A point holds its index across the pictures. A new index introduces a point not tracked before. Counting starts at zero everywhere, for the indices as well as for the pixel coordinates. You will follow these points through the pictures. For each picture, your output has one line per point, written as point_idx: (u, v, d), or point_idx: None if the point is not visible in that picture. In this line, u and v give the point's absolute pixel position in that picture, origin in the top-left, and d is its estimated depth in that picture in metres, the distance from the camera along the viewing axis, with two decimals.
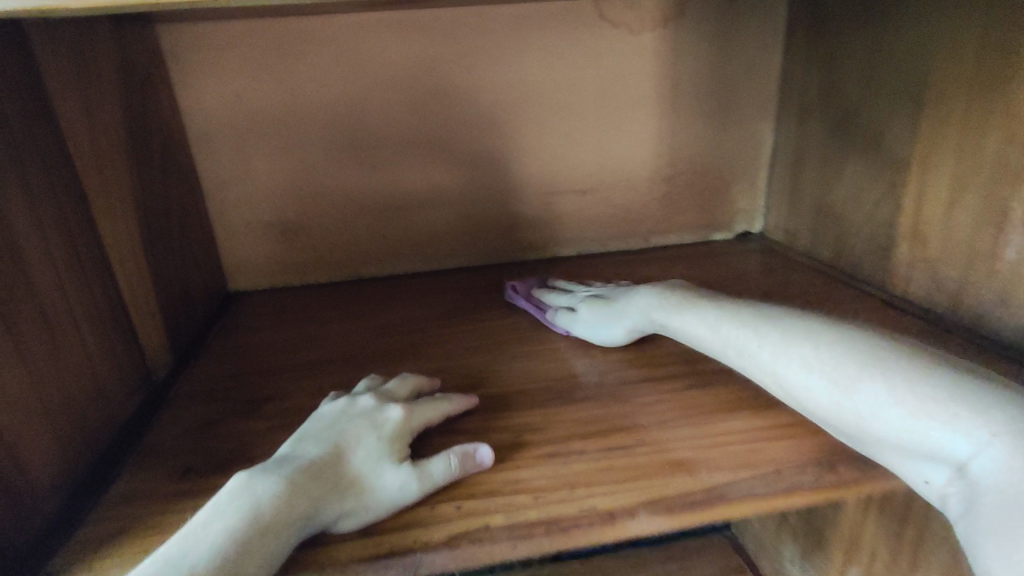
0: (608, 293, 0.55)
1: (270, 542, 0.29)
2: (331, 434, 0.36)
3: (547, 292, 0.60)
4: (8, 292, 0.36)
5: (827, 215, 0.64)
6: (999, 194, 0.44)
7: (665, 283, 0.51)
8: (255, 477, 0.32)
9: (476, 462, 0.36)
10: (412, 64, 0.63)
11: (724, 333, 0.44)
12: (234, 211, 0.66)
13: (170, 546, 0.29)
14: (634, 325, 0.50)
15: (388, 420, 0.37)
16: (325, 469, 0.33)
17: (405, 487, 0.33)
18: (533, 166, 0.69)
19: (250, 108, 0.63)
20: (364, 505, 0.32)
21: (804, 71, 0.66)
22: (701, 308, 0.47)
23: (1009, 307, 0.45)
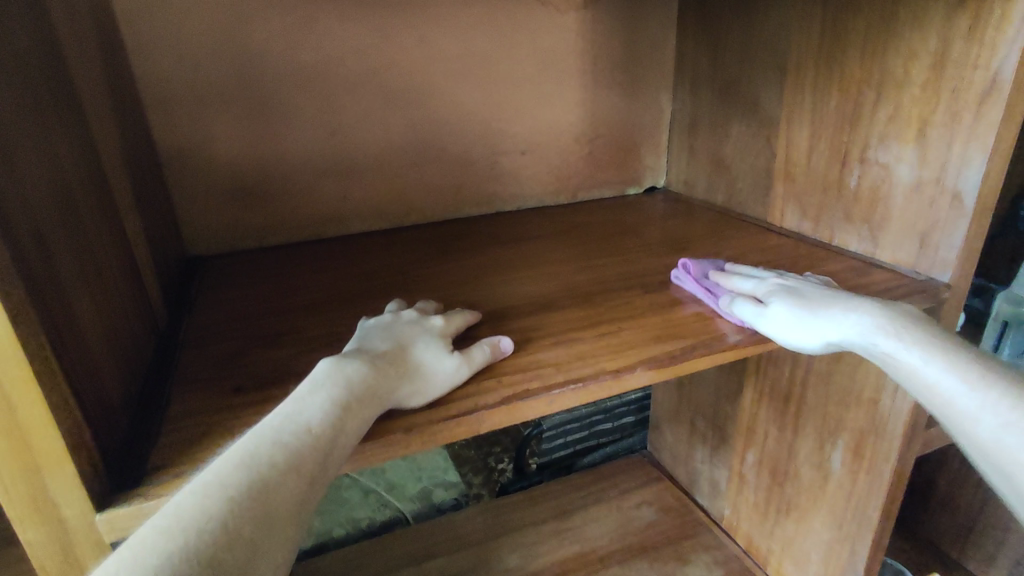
0: (801, 292, 0.54)
1: (366, 407, 0.39)
2: (391, 335, 0.46)
3: (729, 280, 0.59)
4: (77, 226, 0.40)
5: (718, 167, 0.87)
6: (841, 140, 0.68)
7: (888, 306, 0.50)
8: (346, 362, 0.41)
9: (501, 351, 0.48)
10: (368, 34, 0.74)
11: (976, 403, 0.44)
12: (192, 176, 0.72)
13: (284, 405, 0.38)
14: (837, 337, 0.50)
15: (433, 326, 0.48)
16: (397, 358, 0.43)
17: (461, 369, 0.44)
18: (482, 129, 0.83)
19: (209, 73, 0.69)
20: (431, 385, 0.43)
21: (694, 51, 0.87)
22: (962, 367, 0.45)
23: (850, 219, 0.69)
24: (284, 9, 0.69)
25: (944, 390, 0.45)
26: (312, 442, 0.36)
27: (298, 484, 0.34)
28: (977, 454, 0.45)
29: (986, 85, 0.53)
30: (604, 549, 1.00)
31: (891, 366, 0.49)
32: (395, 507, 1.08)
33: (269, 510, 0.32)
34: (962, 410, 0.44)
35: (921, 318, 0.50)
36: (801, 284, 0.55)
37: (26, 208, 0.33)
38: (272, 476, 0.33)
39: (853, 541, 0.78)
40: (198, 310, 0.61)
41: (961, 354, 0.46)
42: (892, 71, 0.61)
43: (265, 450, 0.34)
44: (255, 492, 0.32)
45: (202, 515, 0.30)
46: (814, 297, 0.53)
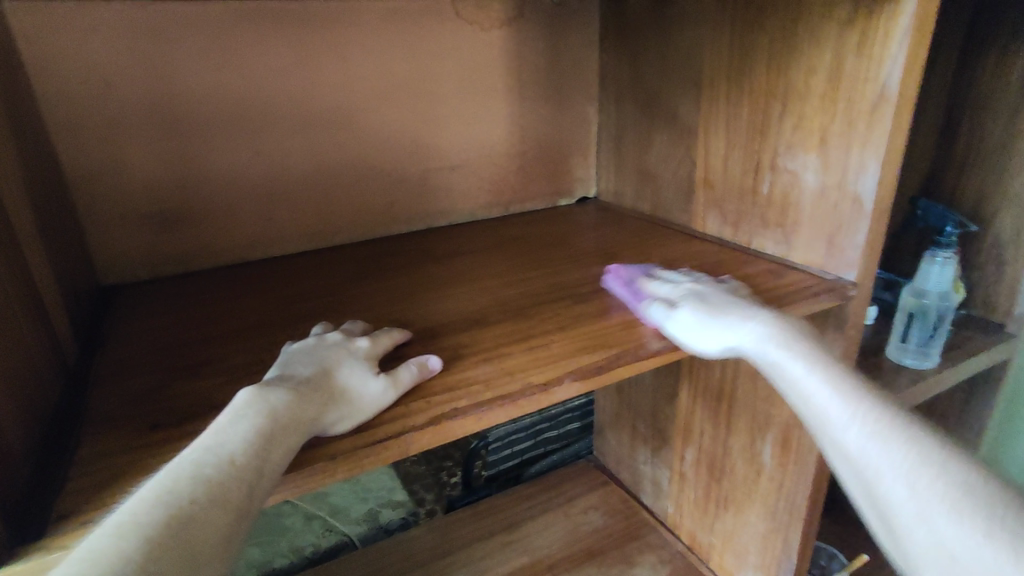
0: (708, 299, 0.56)
1: (294, 435, 0.38)
2: (317, 360, 0.45)
3: (649, 284, 0.62)
4: None
5: (644, 176, 0.89)
6: (754, 149, 0.71)
7: (782, 320, 0.53)
8: (270, 390, 0.40)
9: (429, 369, 0.48)
10: (291, 53, 0.71)
11: (844, 411, 0.46)
12: (104, 201, 0.67)
13: (203, 440, 0.36)
14: (734, 342, 0.53)
15: (360, 348, 0.47)
16: (323, 383, 0.42)
17: (388, 392, 0.44)
18: (413, 144, 0.83)
19: (121, 94, 0.65)
20: (360, 410, 0.42)
21: (616, 65, 0.90)
22: (836, 380, 0.47)
23: (765, 223, 0.73)
24: (196, 25, 0.66)
25: (818, 398, 0.47)
26: (237, 475, 0.34)
27: (223, 519, 0.33)
28: (845, 466, 0.46)
29: (875, 97, 0.58)
30: (553, 557, 1.00)
31: (777, 375, 0.51)
32: (342, 531, 1.06)
33: (190, 548, 0.31)
34: (831, 417, 0.46)
35: (812, 337, 0.52)
36: (713, 291, 0.58)
37: None
38: (193, 512, 0.32)
39: (786, 531, 0.81)
40: (113, 344, 0.57)
41: (836, 369, 0.49)
42: (796, 85, 0.65)
43: (185, 486, 0.33)
44: (176, 530, 0.31)
45: (116, 559, 0.28)
46: (721, 306, 0.56)
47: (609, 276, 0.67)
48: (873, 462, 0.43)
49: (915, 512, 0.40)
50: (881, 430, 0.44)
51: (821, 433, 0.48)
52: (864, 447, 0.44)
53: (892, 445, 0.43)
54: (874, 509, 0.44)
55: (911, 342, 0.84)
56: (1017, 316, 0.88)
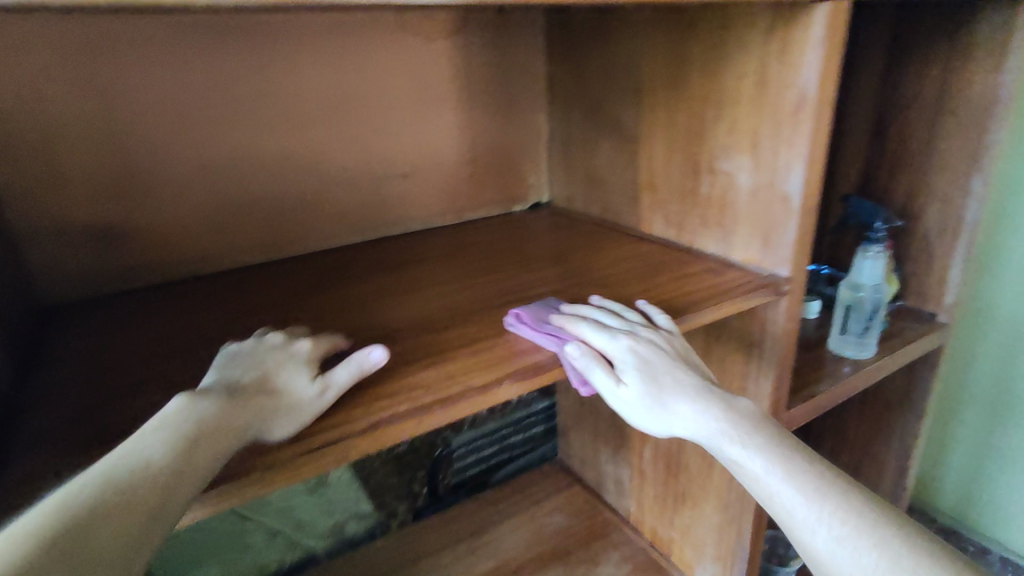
0: (651, 366, 0.53)
1: (221, 440, 0.38)
2: (254, 364, 0.45)
3: (574, 323, 0.55)
4: None
5: (593, 181, 0.92)
6: (692, 152, 0.74)
7: (732, 406, 0.54)
8: (200, 397, 0.40)
9: (372, 362, 0.47)
10: (234, 66, 0.71)
11: (810, 514, 0.47)
12: (42, 219, 0.66)
13: (121, 447, 0.36)
14: (683, 429, 0.54)
15: (299, 350, 0.48)
16: (257, 389, 0.43)
17: (327, 395, 0.45)
18: (362, 154, 0.83)
19: (57, 110, 0.64)
20: (296, 415, 0.43)
21: (562, 74, 0.92)
22: (799, 479, 0.49)
23: (705, 224, 0.75)
24: (134, 40, 0.65)
25: (782, 500, 0.49)
26: (149, 480, 0.34)
27: (129, 522, 0.33)
28: (814, 565, 0.48)
29: (797, 102, 0.61)
30: (518, 560, 1.01)
31: (737, 469, 0.52)
32: (305, 546, 1.05)
33: (88, 552, 0.31)
34: (799, 520, 0.48)
35: (761, 421, 0.53)
36: (656, 353, 0.53)
37: None
38: (97, 516, 0.32)
39: (738, 521, 0.84)
40: (52, 364, 0.56)
41: (798, 464, 0.50)
42: (726, 90, 0.68)
43: (92, 489, 0.33)
44: (75, 533, 0.31)
45: (7, 562, 0.28)
46: (666, 386, 0.53)
47: (514, 316, 0.58)
48: (847, 569, 0.45)
49: None
50: (845, 534, 0.46)
51: (789, 533, 0.49)
52: (834, 555, 0.45)
53: (857, 549, 0.45)
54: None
55: (849, 334, 0.88)
56: (948, 306, 0.92)
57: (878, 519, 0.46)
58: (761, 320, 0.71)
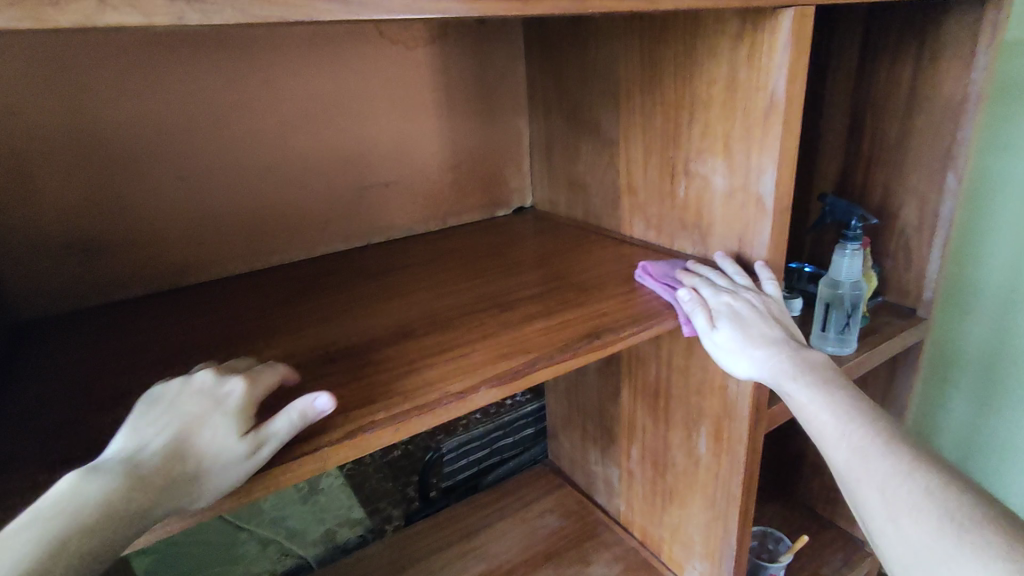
0: (744, 317, 0.63)
1: (95, 544, 0.35)
2: (170, 420, 0.42)
3: (691, 278, 0.67)
4: None
5: (575, 185, 0.93)
6: (668, 156, 0.75)
7: (804, 356, 0.62)
8: (90, 479, 0.37)
9: (317, 411, 0.43)
10: (212, 78, 0.72)
11: (841, 431, 0.57)
12: (21, 235, 0.66)
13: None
14: (758, 371, 0.62)
15: (229, 395, 0.44)
16: (167, 460, 0.39)
17: (258, 453, 0.41)
18: (344, 163, 0.84)
19: (33, 126, 0.64)
20: (216, 485, 0.39)
21: (541, 79, 0.93)
22: (837, 407, 0.59)
23: (683, 226, 0.76)
24: (110, 55, 0.66)
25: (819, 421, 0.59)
26: None
27: None
28: (839, 473, 0.58)
29: (767, 105, 0.62)
30: (510, 563, 1.02)
31: (789, 402, 0.62)
32: (297, 554, 1.06)
33: None
34: (832, 435, 0.58)
35: (824, 371, 0.61)
36: (748, 307, 0.63)
37: None
38: None
39: (724, 519, 0.85)
40: (32, 379, 0.57)
41: (839, 397, 0.59)
42: (699, 94, 0.69)
43: None
44: None
45: None
46: (749, 332, 0.63)
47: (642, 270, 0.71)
48: (861, 470, 0.55)
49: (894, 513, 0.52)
50: (866, 446, 0.56)
51: (825, 449, 0.59)
52: (855, 461, 0.56)
53: (873, 457, 0.55)
54: (859, 511, 0.56)
55: (829, 332, 0.88)
56: (927, 301, 0.94)
57: (896, 439, 0.56)
58: None
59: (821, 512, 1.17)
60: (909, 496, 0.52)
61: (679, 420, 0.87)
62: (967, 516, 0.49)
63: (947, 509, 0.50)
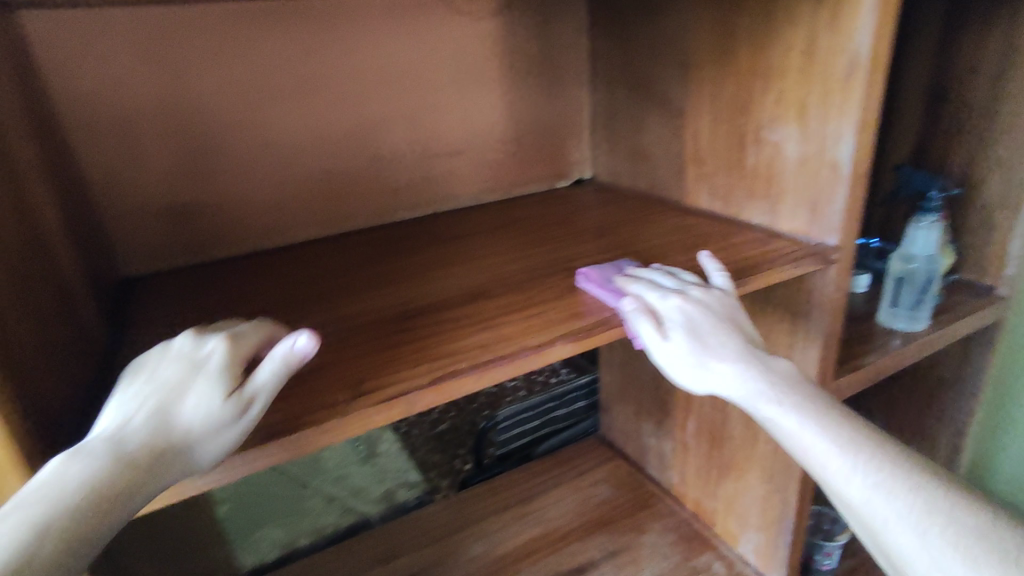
0: (700, 326, 0.55)
1: (91, 519, 0.35)
2: (154, 390, 0.42)
3: (632, 283, 0.58)
4: (17, 262, 0.43)
5: (638, 156, 0.92)
6: (738, 124, 0.74)
7: (770, 367, 0.56)
8: (75, 460, 0.37)
9: (298, 355, 0.43)
10: (293, 48, 0.75)
11: (822, 445, 0.52)
12: (121, 197, 0.71)
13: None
14: (720, 387, 0.55)
15: (210, 357, 0.43)
16: (156, 431, 0.39)
17: (250, 410, 0.42)
18: (412, 133, 0.86)
19: (133, 94, 0.68)
20: (211, 451, 0.40)
21: (606, 49, 0.92)
22: (808, 416, 0.53)
23: (751, 195, 0.76)
24: (202, 26, 0.69)
25: (815, 451, 0.52)
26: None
27: None
28: (827, 488, 0.53)
29: (848, 69, 0.61)
30: (564, 529, 1.05)
31: (771, 426, 0.55)
32: (360, 512, 1.10)
33: None
34: (814, 450, 0.52)
35: (790, 377, 0.56)
36: (704, 313, 0.56)
37: None
38: None
39: (784, 491, 0.85)
40: (138, 326, 0.62)
41: (811, 404, 0.54)
42: (774, 59, 0.68)
43: None
44: None
45: None
46: (708, 344, 0.55)
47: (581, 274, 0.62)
48: (851, 486, 0.50)
49: (901, 527, 0.47)
50: (880, 479, 0.49)
51: (807, 465, 0.53)
52: (845, 475, 0.50)
53: (892, 491, 0.49)
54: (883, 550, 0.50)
55: (900, 307, 0.87)
56: (1007, 278, 0.90)
57: (905, 465, 0.50)
58: (810, 288, 0.71)
59: None
60: (949, 535, 0.46)
61: None
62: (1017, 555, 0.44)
63: (1000, 547, 0.44)
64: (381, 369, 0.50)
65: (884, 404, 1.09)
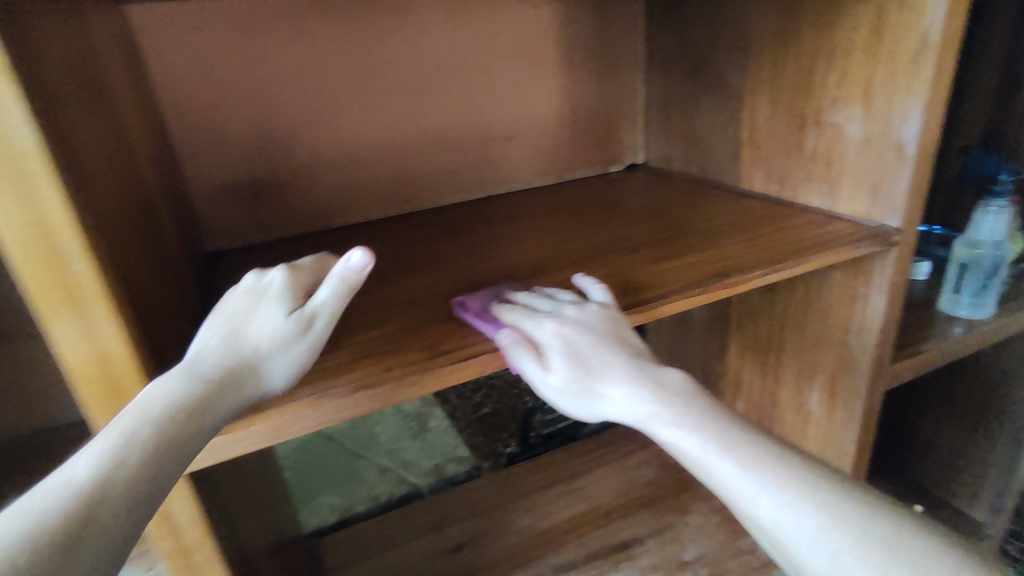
0: (580, 352, 0.51)
1: (195, 419, 0.41)
2: (223, 318, 0.46)
3: (508, 311, 0.54)
4: (135, 228, 0.48)
5: (692, 140, 0.93)
6: (798, 106, 0.75)
7: (662, 382, 0.51)
8: (167, 376, 0.42)
9: (355, 275, 0.48)
10: (364, 35, 0.79)
11: (724, 466, 0.46)
12: (207, 176, 0.77)
13: (69, 462, 0.37)
14: (614, 414, 0.51)
15: (272, 286, 0.48)
16: (233, 349, 0.44)
17: (314, 326, 0.47)
18: (472, 118, 0.89)
19: (220, 80, 0.73)
20: (283, 365, 0.46)
21: (662, 34, 0.93)
22: (703, 433, 0.48)
23: (809, 177, 0.76)
24: (283, 16, 0.74)
25: (719, 476, 0.47)
26: (129, 475, 0.36)
27: (121, 515, 0.35)
28: (739, 512, 0.47)
29: (917, 49, 0.61)
30: (610, 505, 1.07)
31: (670, 449, 0.50)
32: (412, 483, 1.16)
33: (73, 548, 0.32)
34: (719, 472, 0.47)
35: (687, 391, 0.51)
36: (583, 333, 0.51)
37: (101, 216, 0.40)
38: (83, 515, 0.34)
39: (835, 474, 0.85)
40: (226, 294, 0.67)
41: (708, 420, 0.49)
42: (839, 41, 0.68)
43: (61, 495, 0.34)
44: (63, 539, 0.32)
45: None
46: (595, 368, 0.51)
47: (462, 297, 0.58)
48: (761, 508, 0.45)
49: (819, 551, 0.42)
50: (788, 499, 0.44)
51: (713, 486, 0.48)
52: (751, 495, 0.45)
53: (804, 509, 0.44)
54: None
55: (962, 294, 0.86)
56: None
57: (810, 476, 0.46)
58: (868, 270, 0.72)
59: (932, 489, 1.13)
60: (867, 553, 0.41)
61: (790, 375, 0.87)
62: (937, 564, 0.40)
63: (916, 560, 0.40)
64: (454, 333, 0.54)
65: (940, 394, 1.07)
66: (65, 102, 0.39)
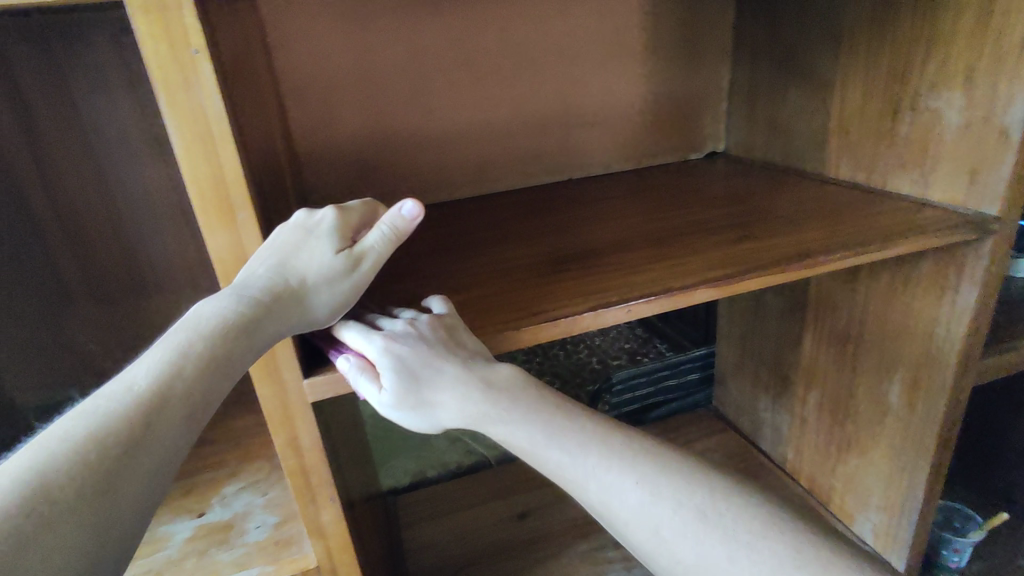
0: (409, 367, 0.49)
1: (240, 345, 0.45)
2: (272, 250, 0.48)
3: (346, 328, 0.52)
4: (269, 190, 0.54)
5: (777, 128, 0.93)
6: (894, 93, 0.74)
7: (494, 381, 0.50)
8: (218, 304, 0.46)
9: (407, 220, 0.50)
10: (464, 25, 0.84)
11: (555, 457, 0.49)
12: (316, 153, 0.84)
13: (132, 366, 0.44)
14: (451, 420, 0.51)
15: (324, 224, 0.50)
16: (279, 281, 0.47)
17: (360, 266, 0.50)
18: (559, 103, 0.93)
19: (333, 66, 0.80)
20: (326, 298, 0.49)
21: (752, 23, 0.93)
22: (534, 425, 0.49)
23: (902, 165, 0.75)
24: (392, 7, 0.80)
25: (553, 464, 0.49)
26: (177, 398, 0.43)
27: (175, 431, 0.42)
28: (576, 493, 0.50)
29: None
30: None
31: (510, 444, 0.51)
32: (481, 454, 1.20)
33: (130, 455, 0.40)
34: (553, 462, 0.49)
35: (524, 384, 0.51)
36: (411, 347, 0.49)
37: (251, 176, 0.47)
38: (140, 429, 0.40)
39: (913, 469, 0.84)
40: None
41: (542, 410, 0.50)
42: (943, 27, 0.67)
43: (119, 408, 0.41)
44: (121, 448, 0.39)
45: (65, 473, 0.37)
46: (427, 378, 0.50)
47: None
48: (592, 489, 0.48)
49: (644, 524, 0.46)
50: (614, 479, 0.47)
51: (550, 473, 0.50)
52: (582, 479, 0.48)
53: (626, 488, 0.47)
54: (638, 552, 0.48)
55: None
56: None
57: (633, 453, 0.49)
58: (960, 259, 0.70)
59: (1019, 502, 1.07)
60: (684, 525, 0.45)
61: (869, 366, 0.86)
62: (746, 525, 0.44)
63: (726, 524, 0.44)
64: (544, 298, 0.58)
65: None
66: (227, 75, 0.46)
